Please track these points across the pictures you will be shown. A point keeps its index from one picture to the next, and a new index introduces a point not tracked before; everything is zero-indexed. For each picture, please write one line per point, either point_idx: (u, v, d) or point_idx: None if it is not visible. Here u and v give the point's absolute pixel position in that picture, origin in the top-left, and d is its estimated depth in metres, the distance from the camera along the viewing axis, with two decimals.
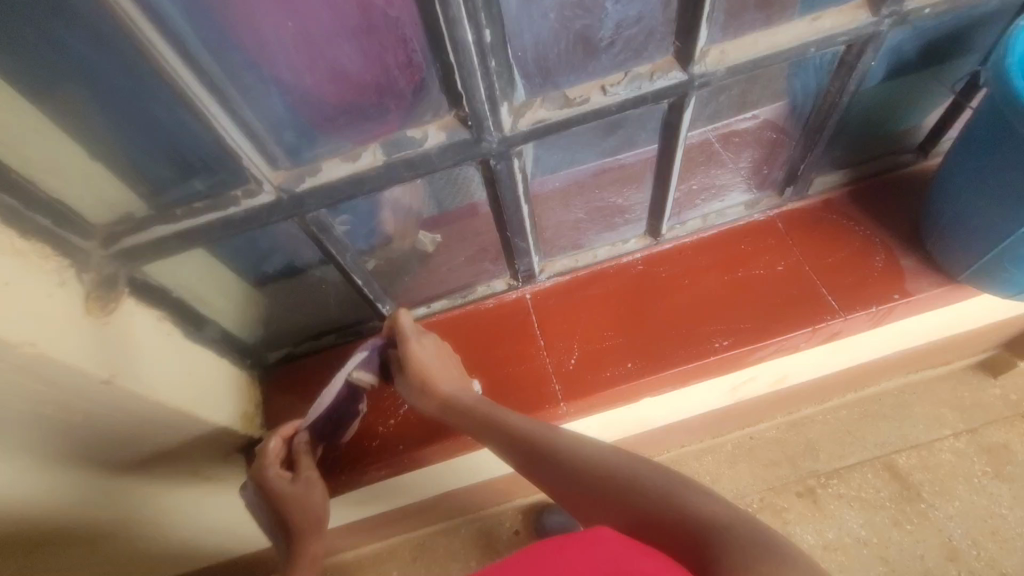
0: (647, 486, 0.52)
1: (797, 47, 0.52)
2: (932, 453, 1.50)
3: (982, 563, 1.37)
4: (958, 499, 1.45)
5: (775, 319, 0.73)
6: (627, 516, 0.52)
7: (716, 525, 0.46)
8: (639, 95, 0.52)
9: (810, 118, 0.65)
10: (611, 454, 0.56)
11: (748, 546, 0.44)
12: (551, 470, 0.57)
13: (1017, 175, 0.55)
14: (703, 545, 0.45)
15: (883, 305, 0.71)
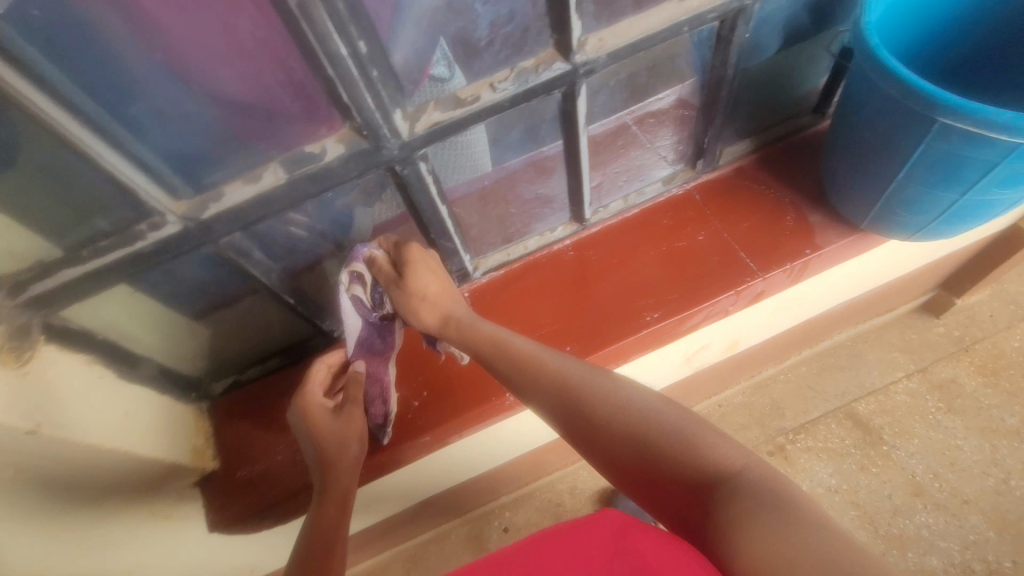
0: (676, 438, 0.50)
1: (670, 27, 0.55)
2: (889, 396, 1.57)
3: (945, 494, 1.44)
4: (917, 437, 1.52)
5: (703, 286, 0.76)
6: (651, 469, 0.50)
7: (744, 483, 0.45)
8: (527, 88, 0.54)
9: (704, 92, 0.68)
10: (641, 400, 0.53)
11: (771, 505, 0.43)
12: (577, 418, 0.55)
13: (885, 126, 0.58)
14: (724, 502, 0.44)
15: (798, 261, 0.74)
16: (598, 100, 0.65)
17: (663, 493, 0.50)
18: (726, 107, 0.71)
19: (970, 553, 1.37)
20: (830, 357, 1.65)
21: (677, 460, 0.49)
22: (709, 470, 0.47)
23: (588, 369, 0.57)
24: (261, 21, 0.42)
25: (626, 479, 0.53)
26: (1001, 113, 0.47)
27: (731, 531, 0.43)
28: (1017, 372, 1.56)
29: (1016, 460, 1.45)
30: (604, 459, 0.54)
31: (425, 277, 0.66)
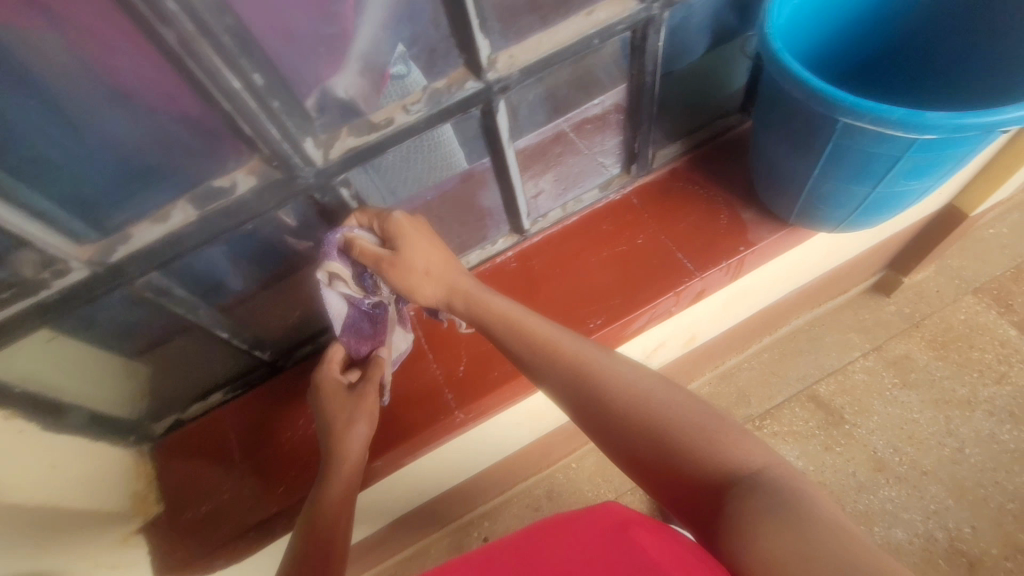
0: (695, 436, 0.51)
1: (580, 40, 0.55)
2: (848, 376, 1.62)
3: (905, 467, 1.49)
4: (877, 414, 1.56)
5: (644, 288, 0.77)
6: (668, 461, 0.51)
7: (761, 484, 0.47)
8: (442, 108, 0.54)
9: (627, 99, 0.69)
10: (663, 396, 0.54)
11: (790, 503, 0.44)
12: (596, 407, 0.55)
13: (795, 127, 0.59)
14: (738, 501, 0.46)
15: (733, 258, 0.76)
16: (523, 113, 0.65)
17: (678, 488, 0.51)
18: (651, 113, 0.72)
19: (931, 522, 1.42)
20: (790, 342, 1.69)
21: (696, 458, 0.50)
22: (726, 471, 0.49)
23: (613, 359, 0.57)
24: (144, 60, 0.40)
25: (640, 473, 0.54)
26: (893, 111, 0.48)
27: (752, 522, 0.44)
28: (965, 344, 1.62)
29: (969, 429, 1.51)
30: (619, 450, 0.55)
31: (423, 251, 0.60)
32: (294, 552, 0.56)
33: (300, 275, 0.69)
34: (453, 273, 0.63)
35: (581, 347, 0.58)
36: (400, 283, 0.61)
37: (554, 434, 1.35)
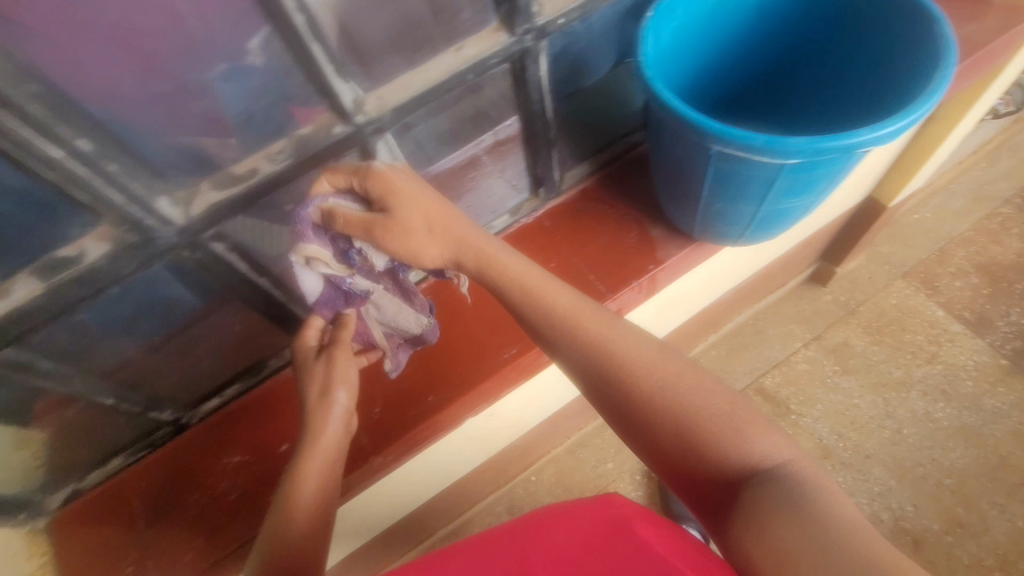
0: (720, 426, 0.51)
1: (451, 77, 0.54)
2: (792, 366, 1.66)
3: (850, 452, 1.53)
4: (820, 402, 1.60)
5: (557, 314, 0.76)
6: (689, 449, 0.52)
7: (782, 478, 0.48)
8: (310, 155, 0.52)
9: (522, 127, 0.68)
10: (688, 382, 0.54)
11: (806, 499, 0.45)
12: (617, 388, 0.54)
13: (679, 152, 0.59)
14: (756, 494, 0.47)
15: (644, 278, 0.76)
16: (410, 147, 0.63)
17: (698, 475, 0.51)
18: (550, 138, 0.71)
19: (876, 504, 1.46)
20: (735, 338, 1.73)
21: (719, 448, 0.50)
22: (747, 465, 0.49)
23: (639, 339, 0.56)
24: None
25: (657, 457, 0.54)
26: (756, 137, 0.49)
27: (765, 519, 0.45)
28: (898, 327, 1.68)
29: (905, 409, 1.57)
30: (638, 432, 0.55)
31: (416, 211, 0.54)
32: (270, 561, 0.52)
33: (192, 330, 0.65)
34: (459, 227, 0.57)
35: (606, 324, 0.56)
36: (398, 248, 0.55)
37: (505, 452, 1.33)
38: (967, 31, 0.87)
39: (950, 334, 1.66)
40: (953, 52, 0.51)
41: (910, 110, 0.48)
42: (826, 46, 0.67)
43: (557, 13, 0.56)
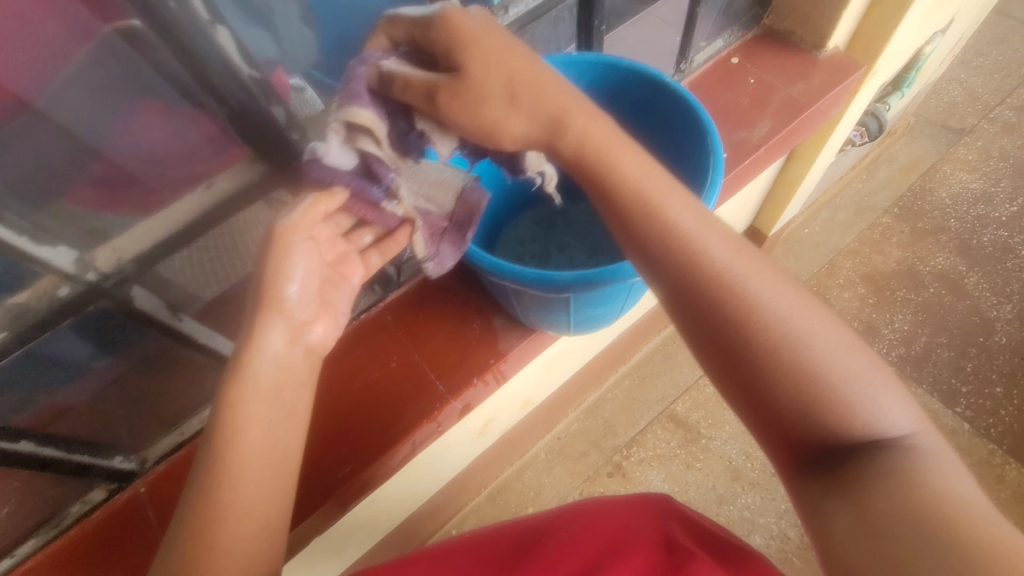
0: (854, 389, 0.45)
1: (200, 218, 0.52)
2: (700, 392, 1.49)
3: (758, 472, 1.38)
4: (728, 424, 1.44)
5: (399, 419, 0.72)
6: (804, 409, 0.46)
7: (897, 457, 0.43)
8: (36, 320, 0.49)
9: None
10: (823, 333, 0.47)
11: (911, 484, 0.41)
12: (717, 331, 0.48)
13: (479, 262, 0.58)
14: (873, 466, 0.43)
15: (486, 374, 0.74)
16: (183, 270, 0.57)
17: (809, 431, 0.46)
18: None
19: (784, 522, 1.32)
20: (646, 366, 1.54)
21: (862, 406, 0.45)
22: (874, 436, 0.45)
23: (754, 274, 0.48)
24: None
25: (749, 410, 0.49)
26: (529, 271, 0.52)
27: (876, 494, 0.42)
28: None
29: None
30: (742, 375, 0.48)
31: (494, 64, 0.47)
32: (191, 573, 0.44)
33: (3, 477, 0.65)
34: (545, 88, 0.49)
35: (737, 254, 0.48)
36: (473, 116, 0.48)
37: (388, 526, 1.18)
38: (795, 90, 0.91)
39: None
40: (719, 171, 0.54)
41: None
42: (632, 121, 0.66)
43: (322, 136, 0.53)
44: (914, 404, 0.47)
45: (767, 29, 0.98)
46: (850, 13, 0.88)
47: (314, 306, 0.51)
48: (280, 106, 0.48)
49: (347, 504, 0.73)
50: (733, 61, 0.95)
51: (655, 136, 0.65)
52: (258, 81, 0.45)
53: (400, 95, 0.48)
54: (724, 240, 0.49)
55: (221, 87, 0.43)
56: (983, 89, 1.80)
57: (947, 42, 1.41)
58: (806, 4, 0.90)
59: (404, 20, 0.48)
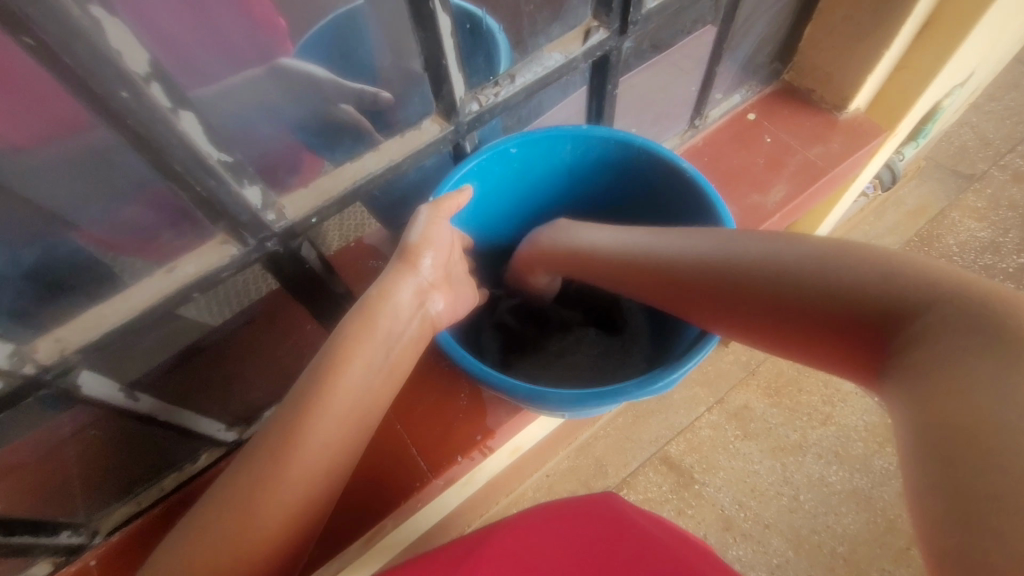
0: (837, 267, 0.43)
1: (161, 305, 0.44)
2: (696, 434, 1.18)
3: (751, 523, 1.10)
4: (722, 470, 1.15)
5: (374, 499, 0.66)
6: (816, 309, 0.43)
7: (937, 315, 0.38)
8: None
9: (301, 300, 0.56)
10: (796, 243, 0.46)
11: (966, 342, 0.35)
12: (732, 303, 0.48)
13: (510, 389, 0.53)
14: (920, 341, 0.37)
15: (471, 451, 0.69)
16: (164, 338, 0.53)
17: (842, 337, 0.42)
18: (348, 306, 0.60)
19: None
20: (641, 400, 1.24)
21: (849, 281, 0.42)
22: (906, 306, 0.39)
23: (748, 244, 0.48)
24: None
25: (791, 334, 0.45)
26: (518, 386, 0.45)
27: (931, 361, 0.36)
28: (793, 389, 1.22)
29: (799, 474, 1.13)
30: (766, 306, 0.46)
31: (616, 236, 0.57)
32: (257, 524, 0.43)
33: None
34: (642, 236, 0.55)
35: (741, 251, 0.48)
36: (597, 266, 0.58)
37: None
38: (813, 152, 0.88)
39: (846, 394, 1.20)
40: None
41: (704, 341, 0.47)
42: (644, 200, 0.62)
43: (307, 209, 0.47)
44: (928, 261, 0.41)
45: (785, 84, 0.94)
46: (876, 76, 0.83)
47: (440, 272, 0.54)
48: (257, 187, 0.42)
49: (392, 528, 0.70)
50: (749, 117, 0.91)
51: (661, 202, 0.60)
52: (231, 165, 0.39)
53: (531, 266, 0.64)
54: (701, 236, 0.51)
55: (185, 175, 0.37)
56: (994, 135, 1.69)
57: (965, 93, 1.35)
58: (829, 65, 0.86)
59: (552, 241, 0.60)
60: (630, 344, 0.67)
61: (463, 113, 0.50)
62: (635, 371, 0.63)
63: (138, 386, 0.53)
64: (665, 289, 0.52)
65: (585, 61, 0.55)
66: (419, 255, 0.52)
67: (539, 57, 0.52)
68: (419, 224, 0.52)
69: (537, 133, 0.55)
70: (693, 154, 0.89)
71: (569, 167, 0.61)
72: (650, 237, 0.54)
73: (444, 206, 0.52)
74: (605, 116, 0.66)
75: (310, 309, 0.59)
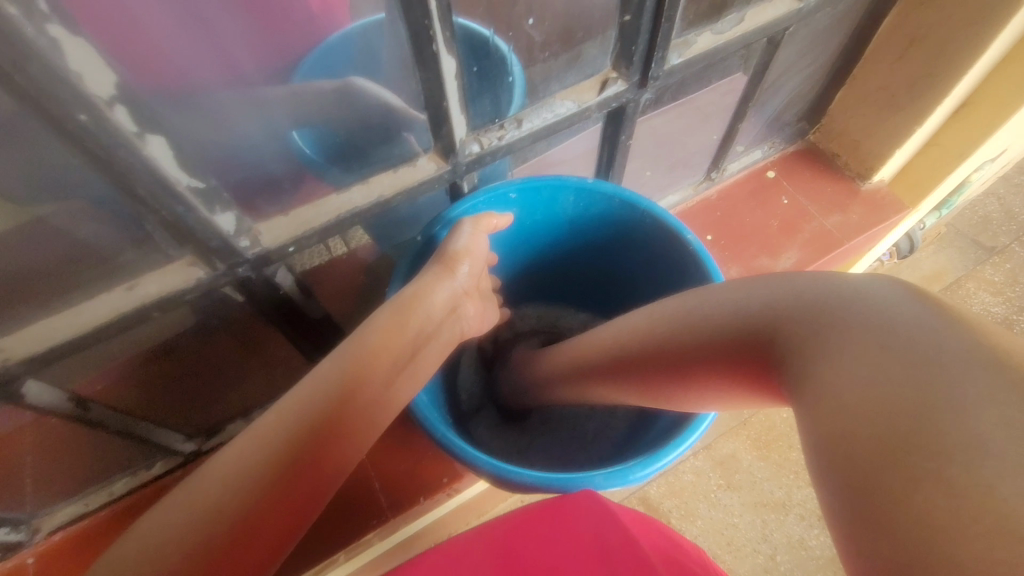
0: (698, 306, 0.40)
1: (119, 321, 0.41)
2: (678, 479, 0.97)
3: None
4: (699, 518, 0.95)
5: (326, 532, 0.63)
6: (692, 339, 0.39)
7: (788, 326, 0.32)
8: None
9: (273, 322, 0.54)
10: (690, 304, 0.41)
11: (831, 346, 0.29)
12: (677, 378, 0.40)
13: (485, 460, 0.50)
14: (789, 356, 0.31)
15: (435, 493, 0.66)
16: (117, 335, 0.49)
17: (723, 372, 0.37)
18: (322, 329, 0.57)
19: None
20: None
21: (702, 315, 0.39)
22: (757, 320, 0.35)
23: (686, 307, 0.41)
24: None
25: (698, 370, 0.39)
26: (480, 457, 0.43)
27: (811, 376, 0.29)
28: (783, 443, 1.00)
29: (778, 534, 0.93)
30: (676, 361, 0.40)
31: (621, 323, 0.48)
32: (246, 475, 0.33)
33: None
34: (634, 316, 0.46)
35: (682, 319, 0.41)
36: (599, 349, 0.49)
37: None
38: (831, 222, 0.86)
39: None
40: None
41: (683, 438, 0.44)
42: (639, 248, 0.58)
43: (286, 236, 0.44)
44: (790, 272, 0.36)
45: (809, 145, 0.91)
46: (904, 150, 0.80)
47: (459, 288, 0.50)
48: (230, 213, 0.40)
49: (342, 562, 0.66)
50: (769, 174, 0.89)
51: (655, 242, 0.55)
52: (203, 191, 0.37)
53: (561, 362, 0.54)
54: (635, 319, 0.46)
55: (151, 200, 0.35)
56: None
57: (1000, 166, 1.26)
58: (858, 132, 0.83)
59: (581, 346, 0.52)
60: (612, 408, 0.64)
61: (463, 154, 0.47)
62: (617, 434, 0.61)
63: (92, 396, 0.50)
64: (652, 386, 0.43)
65: (598, 110, 0.52)
66: (457, 263, 0.48)
67: (549, 103, 0.49)
68: (461, 234, 0.49)
69: (539, 181, 0.53)
70: (706, 208, 0.88)
71: (571, 219, 0.58)
72: (623, 323, 0.47)
73: (483, 220, 0.50)
74: (617, 162, 0.64)
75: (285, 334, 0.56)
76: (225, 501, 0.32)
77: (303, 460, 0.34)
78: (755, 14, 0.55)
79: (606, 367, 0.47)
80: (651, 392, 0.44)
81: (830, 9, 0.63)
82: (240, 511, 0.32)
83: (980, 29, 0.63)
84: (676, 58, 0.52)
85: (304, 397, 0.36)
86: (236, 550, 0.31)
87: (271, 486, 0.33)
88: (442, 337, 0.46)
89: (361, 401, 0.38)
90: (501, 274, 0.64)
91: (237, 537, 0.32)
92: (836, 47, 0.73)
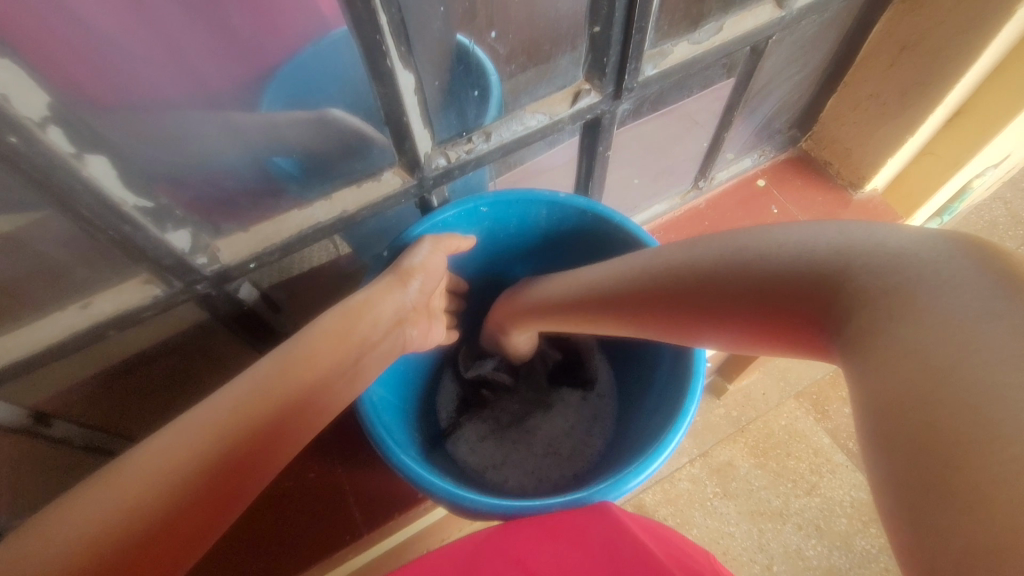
0: (744, 247, 0.34)
1: (73, 339, 0.40)
2: (673, 487, 0.88)
3: None
4: (694, 531, 0.85)
5: (300, 548, 0.62)
6: (729, 290, 0.34)
7: (855, 273, 0.28)
8: None
9: (239, 333, 0.53)
10: (727, 239, 0.36)
11: (888, 304, 0.25)
12: (676, 309, 0.38)
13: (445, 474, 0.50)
14: (851, 304, 0.27)
15: (410, 508, 0.65)
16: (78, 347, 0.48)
17: (754, 315, 0.33)
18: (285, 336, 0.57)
19: None
20: None
21: (753, 255, 0.33)
22: (816, 263, 0.30)
23: (714, 247, 0.37)
24: None
25: (733, 322, 0.34)
26: (438, 484, 0.43)
27: (865, 333, 0.26)
28: (782, 450, 0.89)
29: (775, 544, 0.83)
30: (690, 297, 0.37)
31: (609, 269, 0.45)
32: (177, 468, 0.32)
33: None
34: (622, 265, 0.44)
35: (714, 260, 0.36)
36: (575, 308, 0.48)
37: None
38: None
39: (838, 464, 0.88)
40: (694, 400, 0.47)
41: (646, 466, 0.45)
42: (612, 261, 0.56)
43: (242, 253, 0.43)
44: (846, 219, 0.32)
45: (802, 153, 0.90)
46: (897, 159, 0.78)
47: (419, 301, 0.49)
48: (185, 231, 0.39)
49: None
50: (759, 183, 0.88)
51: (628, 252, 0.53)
52: (151, 210, 0.37)
53: (535, 304, 0.53)
54: (666, 252, 0.41)
55: (97, 220, 0.35)
56: None
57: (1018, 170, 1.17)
58: (850, 141, 0.82)
59: (555, 301, 0.50)
60: (592, 425, 0.64)
61: (428, 168, 0.46)
62: (592, 453, 0.61)
63: (55, 412, 0.49)
64: (642, 311, 0.41)
65: (572, 122, 0.51)
66: (411, 277, 0.47)
67: (519, 116, 0.48)
68: (419, 252, 0.48)
69: (510, 194, 0.52)
70: (694, 216, 0.87)
71: (545, 231, 0.57)
72: (613, 266, 0.45)
73: (445, 240, 0.50)
74: (596, 175, 0.63)
75: (253, 341, 0.55)
76: (157, 501, 0.31)
77: (238, 462, 0.34)
78: (735, 23, 0.54)
79: (590, 305, 0.46)
80: (640, 325, 0.42)
81: (815, 16, 0.61)
82: (170, 505, 0.31)
83: (971, 37, 0.61)
84: (650, 68, 0.51)
85: (242, 395, 0.37)
86: (162, 544, 0.31)
87: (203, 489, 0.33)
88: (380, 347, 0.45)
89: (308, 412, 0.38)
90: (478, 280, 0.64)
91: (164, 529, 0.31)
92: (825, 55, 0.72)
